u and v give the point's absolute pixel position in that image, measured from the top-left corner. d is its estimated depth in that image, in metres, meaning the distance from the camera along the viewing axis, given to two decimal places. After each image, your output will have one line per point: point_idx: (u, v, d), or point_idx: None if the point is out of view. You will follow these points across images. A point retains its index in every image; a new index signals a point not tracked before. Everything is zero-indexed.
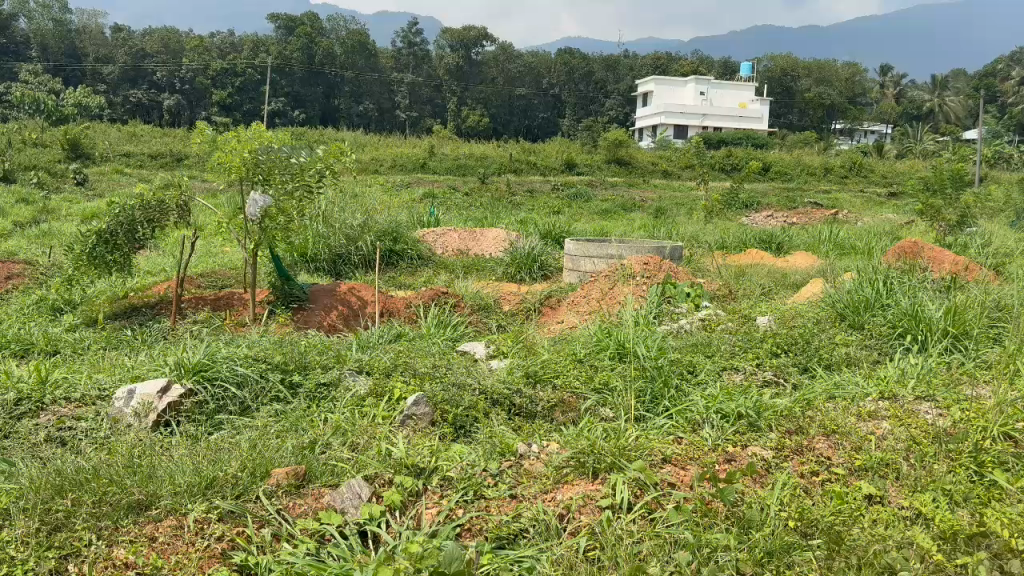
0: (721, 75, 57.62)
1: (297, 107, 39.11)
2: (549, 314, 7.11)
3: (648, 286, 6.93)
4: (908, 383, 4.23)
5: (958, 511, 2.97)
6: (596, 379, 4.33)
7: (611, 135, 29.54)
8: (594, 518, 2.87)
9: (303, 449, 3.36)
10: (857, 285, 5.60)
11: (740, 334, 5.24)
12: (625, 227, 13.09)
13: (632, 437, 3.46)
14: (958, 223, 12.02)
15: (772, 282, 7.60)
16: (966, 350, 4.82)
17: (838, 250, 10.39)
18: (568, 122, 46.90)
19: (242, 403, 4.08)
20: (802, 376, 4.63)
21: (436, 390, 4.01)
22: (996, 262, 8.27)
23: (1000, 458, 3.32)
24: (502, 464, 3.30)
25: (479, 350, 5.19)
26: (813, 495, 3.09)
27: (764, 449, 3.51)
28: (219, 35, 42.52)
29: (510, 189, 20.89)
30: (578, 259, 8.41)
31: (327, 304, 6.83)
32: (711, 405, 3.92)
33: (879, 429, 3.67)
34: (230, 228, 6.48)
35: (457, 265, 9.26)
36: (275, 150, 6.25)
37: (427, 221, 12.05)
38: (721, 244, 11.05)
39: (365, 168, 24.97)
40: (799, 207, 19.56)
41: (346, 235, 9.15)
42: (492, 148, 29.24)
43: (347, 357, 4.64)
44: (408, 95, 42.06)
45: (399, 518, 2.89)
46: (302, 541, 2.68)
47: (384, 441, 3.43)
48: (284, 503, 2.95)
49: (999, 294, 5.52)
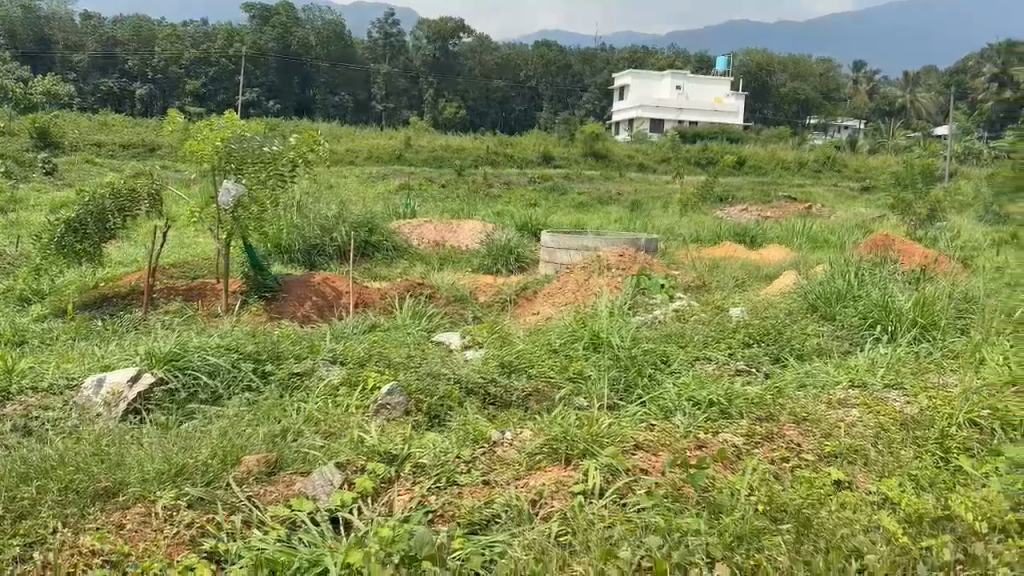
0: (697, 69, 57.86)
1: (272, 97, 38.83)
2: (525, 305, 7.09)
3: (623, 278, 6.95)
4: (878, 372, 4.28)
5: (925, 495, 3.02)
6: (570, 368, 4.35)
7: (588, 129, 29.59)
8: (566, 503, 2.89)
9: (275, 437, 3.35)
10: (829, 277, 5.65)
11: (712, 324, 5.27)
12: (601, 220, 13.12)
13: (605, 425, 3.48)
14: (928, 217, 12.18)
15: (746, 275, 7.65)
16: (934, 340, 4.89)
17: (810, 243, 10.49)
18: (544, 115, 46.93)
19: (214, 392, 4.05)
20: (774, 365, 4.67)
21: (411, 379, 4.00)
22: (964, 255, 8.37)
23: (965, 444, 3.38)
24: (475, 450, 3.31)
25: (454, 341, 5.19)
26: (783, 480, 3.12)
27: (735, 436, 3.53)
28: (192, 24, 42.03)
29: (486, 181, 20.89)
30: (555, 251, 8.41)
31: (301, 294, 6.79)
32: (685, 394, 3.96)
33: (850, 415, 3.71)
34: (202, 218, 6.42)
35: (433, 256, 9.24)
36: (248, 140, 6.21)
37: (403, 213, 12.03)
38: (696, 237, 11.13)
39: (341, 160, 24.82)
40: (773, 201, 19.70)
41: (320, 226, 9.12)
42: (469, 140, 29.18)
43: (319, 347, 4.62)
44: (384, 86, 42.38)
45: (371, 505, 2.89)
46: (272, 527, 2.67)
47: (356, 429, 3.42)
48: (254, 490, 2.94)
49: (965, 286, 5.60)
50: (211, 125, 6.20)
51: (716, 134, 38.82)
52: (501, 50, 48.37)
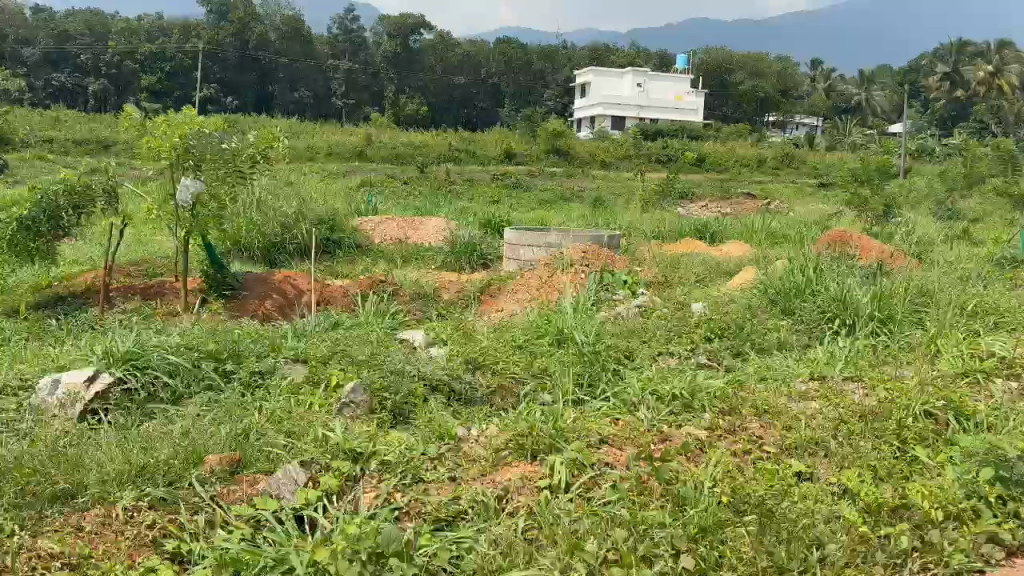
0: (658, 66, 58.25)
1: (229, 94, 39.03)
2: (488, 302, 7.09)
3: (587, 274, 6.96)
4: (837, 365, 4.34)
5: (883, 485, 3.08)
6: (535, 365, 4.37)
7: (550, 126, 29.56)
8: (532, 498, 2.91)
9: (238, 436, 3.29)
10: (789, 271, 5.70)
11: (674, 320, 5.32)
12: (565, 217, 13.15)
13: (571, 420, 3.50)
14: (885, 213, 12.40)
15: (707, 271, 7.73)
16: (891, 333, 5.00)
17: (770, 240, 10.61)
18: (506, 112, 46.92)
19: (175, 391, 3.99)
20: (734, 359, 4.73)
21: (375, 377, 3.98)
22: (919, 251, 8.52)
23: (921, 435, 3.46)
24: (441, 447, 3.30)
25: (418, 338, 5.18)
26: (745, 471, 3.15)
27: (698, 429, 3.57)
28: (147, 19, 41.36)
29: (449, 179, 20.80)
30: (519, 248, 8.42)
31: (262, 292, 6.72)
32: (648, 388, 3.99)
33: (809, 408, 3.77)
34: (160, 215, 6.31)
35: (396, 253, 9.21)
36: (207, 136, 6.12)
37: (364, 210, 11.95)
38: (658, 234, 11.18)
39: (302, 156, 24.58)
40: (733, 198, 19.87)
41: (281, 224, 9.03)
42: (431, 137, 29.12)
43: (281, 345, 4.57)
44: (344, 82, 41.77)
45: (337, 503, 2.87)
46: (237, 527, 2.65)
47: (321, 427, 3.39)
48: (218, 489, 2.90)
49: (921, 281, 5.70)
50: (169, 120, 6.10)
51: (676, 132, 39.15)
52: (463, 47, 48.31)
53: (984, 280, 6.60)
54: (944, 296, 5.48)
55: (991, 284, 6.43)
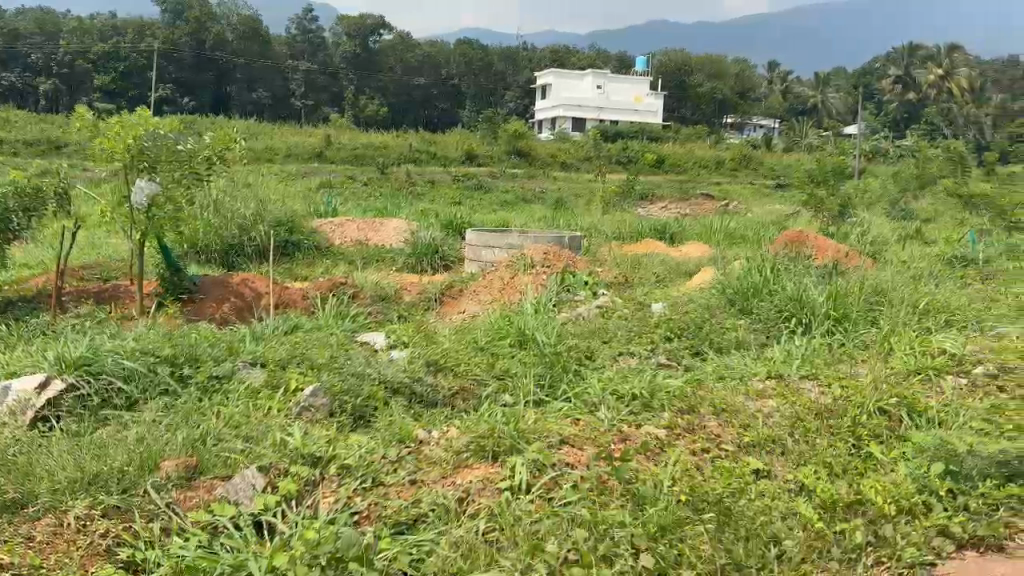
0: (617, 68, 58.65)
1: (186, 95, 38.43)
2: (449, 304, 7.07)
3: (548, 275, 6.98)
4: (793, 364, 4.41)
5: (838, 481, 3.12)
6: (497, 366, 4.38)
7: (511, 127, 29.62)
8: (493, 500, 2.90)
9: (194, 441, 3.25)
10: (747, 271, 5.75)
11: (634, 320, 5.37)
12: (527, 217, 13.21)
13: (531, 422, 3.51)
14: (840, 212, 12.62)
15: (667, 271, 7.80)
16: (846, 332, 5.09)
17: (729, 239, 10.74)
18: (467, 113, 46.86)
19: (129, 397, 3.91)
20: (693, 358, 4.78)
21: (334, 380, 3.95)
22: (874, 250, 8.69)
23: (875, 431, 3.54)
24: (402, 450, 3.29)
25: (379, 341, 5.16)
26: (703, 470, 3.18)
27: (658, 428, 3.60)
28: (100, 18, 40.58)
29: (409, 180, 20.73)
30: (479, 249, 8.42)
31: (219, 296, 6.63)
32: (607, 388, 4.02)
33: (766, 406, 3.82)
34: (114, 218, 6.19)
35: (357, 255, 9.17)
36: (162, 137, 6.02)
37: (323, 212, 11.87)
38: (617, 234, 11.28)
39: (260, 158, 24.33)
40: (692, 198, 20.10)
41: (238, 225, 8.92)
42: (392, 138, 29.04)
43: (239, 348, 4.51)
44: (303, 83, 41.64)
45: (295, 507, 2.85)
46: (193, 534, 2.61)
47: (279, 432, 3.35)
48: (174, 496, 2.85)
49: (875, 280, 5.81)
50: (122, 120, 5.97)
51: (636, 133, 39.50)
52: (423, 48, 48.15)
53: (935, 279, 6.75)
54: (897, 296, 5.59)
55: (943, 283, 6.58)
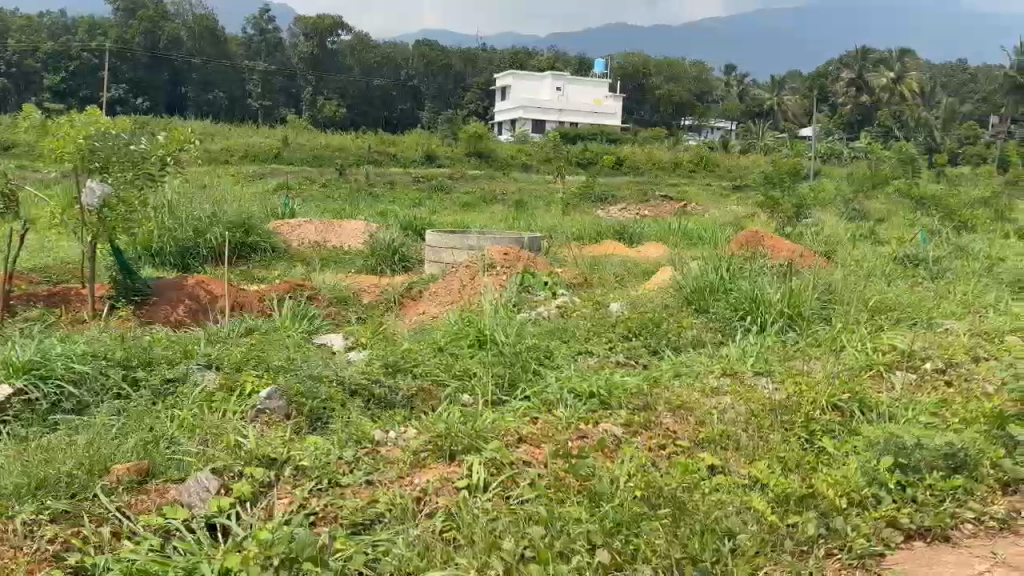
0: (577, 70, 58.99)
1: (139, 94, 37.81)
2: (409, 305, 7.03)
3: (508, 276, 7.00)
4: (748, 361, 4.48)
5: (790, 474, 3.17)
6: (456, 366, 4.35)
7: (471, 129, 29.64)
8: (450, 499, 2.90)
9: (147, 445, 3.21)
10: (704, 270, 5.82)
11: (594, 319, 5.40)
12: (485, 219, 13.20)
13: (489, 421, 3.53)
14: (795, 214, 12.73)
15: (626, 270, 7.89)
16: (800, 329, 5.18)
17: (685, 239, 10.88)
18: (428, 114, 46.71)
19: (80, 402, 3.84)
20: (653, 357, 4.81)
21: (292, 382, 3.91)
22: (827, 250, 8.86)
23: (827, 426, 3.61)
24: (358, 451, 3.28)
25: (337, 343, 5.14)
26: (660, 467, 3.21)
27: (615, 426, 3.64)
28: (51, 16, 39.82)
29: (369, 181, 20.65)
30: (439, 250, 8.39)
31: (174, 297, 6.53)
32: (565, 386, 4.05)
33: (722, 402, 3.87)
34: (64, 219, 6.05)
35: (314, 257, 9.10)
36: (114, 136, 5.90)
37: (281, 212, 11.80)
38: (578, 235, 11.34)
39: (216, 159, 23.99)
40: (651, 199, 20.25)
41: (193, 227, 8.81)
42: (351, 139, 28.90)
43: (194, 351, 4.44)
44: (261, 83, 40.84)
45: (249, 509, 2.81)
46: (144, 537, 2.57)
47: (233, 433, 3.31)
48: (125, 499, 2.81)
49: (828, 279, 5.90)
50: (72, 120, 5.84)
51: (595, 135, 39.69)
52: (382, 48, 47.94)
53: (886, 277, 6.88)
54: (849, 294, 5.71)
55: (893, 282, 6.71)
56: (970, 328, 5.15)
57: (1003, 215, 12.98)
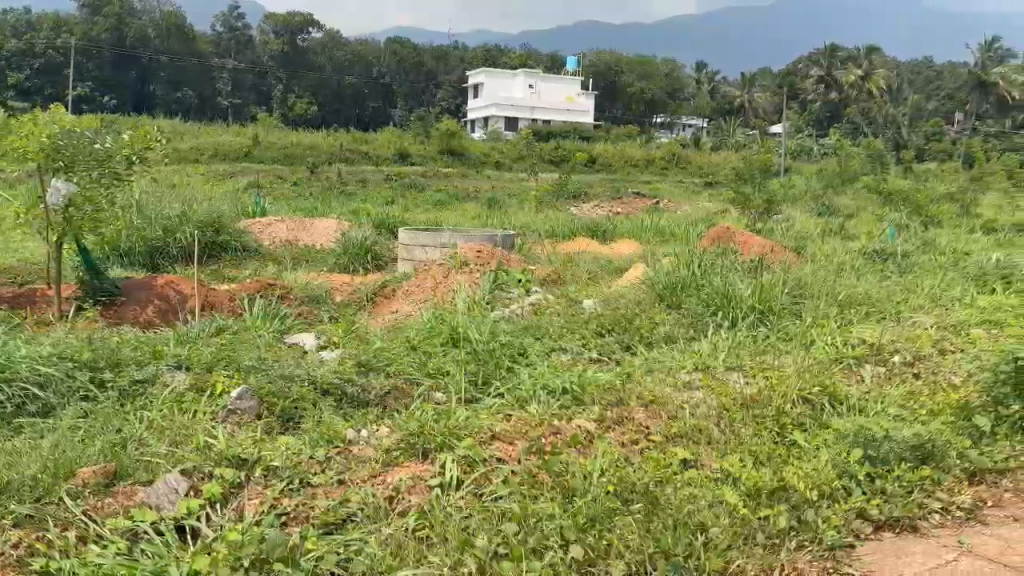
0: (549, 68, 59.05)
1: (106, 92, 37.43)
2: (382, 303, 6.98)
3: (482, 273, 6.97)
4: (720, 356, 4.51)
5: (762, 468, 3.18)
6: (430, 365, 4.32)
7: (443, 126, 29.53)
8: (423, 497, 2.89)
9: (115, 447, 3.17)
10: (676, 267, 5.86)
11: (567, 315, 5.41)
12: (458, 217, 13.12)
13: (462, 418, 3.52)
14: (765, 210, 12.81)
15: (598, 267, 7.93)
16: (771, 323, 5.22)
17: (658, 235, 10.95)
18: (401, 112, 46.53)
19: (45, 404, 3.77)
20: (624, 353, 4.83)
21: (263, 382, 3.88)
22: (797, 246, 8.95)
23: (798, 420, 3.63)
24: (330, 450, 3.25)
25: (309, 342, 5.09)
26: (632, 461, 3.22)
27: (587, 422, 3.65)
28: (13, 13, 39.14)
29: (341, 180, 20.51)
30: (412, 248, 8.36)
31: (143, 298, 6.45)
32: (539, 382, 4.05)
33: (693, 397, 3.89)
34: (28, 219, 5.94)
35: (285, 257, 9.02)
36: (78, 135, 5.80)
37: (252, 211, 11.70)
38: (551, 232, 11.35)
39: (185, 158, 23.73)
40: (623, 196, 20.30)
41: (163, 227, 8.71)
42: (322, 137, 28.65)
43: (164, 352, 4.37)
44: (231, 82, 40.54)
45: (219, 511, 2.78)
46: (111, 541, 2.54)
47: (203, 434, 3.28)
48: (91, 503, 2.77)
49: (798, 275, 5.95)
50: (34, 119, 5.75)
51: (568, 133, 39.70)
52: (353, 46, 47.68)
53: (855, 272, 6.96)
54: (818, 288, 5.76)
55: (863, 276, 6.77)
56: (936, 322, 5.23)
57: (968, 210, 13.21)
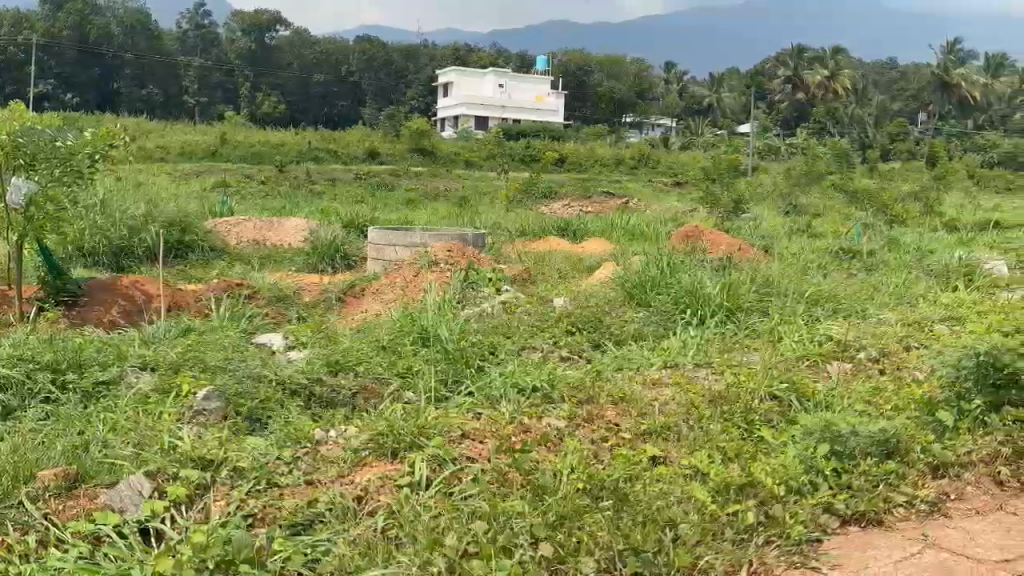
0: (519, 67, 59.03)
1: (69, 90, 36.97)
2: (351, 303, 6.94)
3: (452, 271, 6.95)
4: (688, 353, 4.54)
5: (730, 464, 3.19)
6: (399, 365, 4.30)
7: (412, 125, 29.39)
8: (392, 497, 2.87)
9: (76, 450, 3.12)
10: (645, 266, 5.88)
11: (538, 313, 5.41)
12: (428, 216, 13.09)
13: (431, 416, 3.50)
14: (733, 209, 12.90)
15: (568, 266, 7.92)
16: (738, 321, 5.25)
17: (628, 233, 11.00)
18: (370, 110, 46.31)
19: (5, 406, 3.71)
20: (593, 351, 4.85)
21: (229, 383, 3.83)
22: (765, 245, 9.02)
23: (765, 416, 3.66)
24: (296, 451, 3.22)
25: (277, 343, 5.05)
26: (602, 459, 3.23)
27: (557, 419, 3.67)
28: None
29: (310, 179, 20.31)
30: (382, 247, 8.30)
31: (107, 298, 6.36)
32: (509, 380, 4.04)
33: (661, 394, 3.91)
34: None
35: (253, 257, 8.91)
36: (39, 132, 5.70)
37: (219, 210, 11.55)
38: (521, 231, 11.35)
39: (151, 156, 23.42)
40: (594, 195, 20.34)
41: (127, 227, 8.59)
42: (290, 136, 28.40)
43: (128, 353, 4.30)
44: (196, 79, 39.77)
45: (185, 512, 2.74)
46: (73, 545, 2.49)
47: (167, 434, 3.23)
48: (52, 506, 2.73)
49: (764, 272, 6.00)
50: None
51: (539, 133, 39.76)
52: (322, 45, 47.34)
53: (821, 270, 7.02)
54: (785, 286, 5.82)
55: (828, 275, 6.83)
56: (901, 318, 5.30)
57: (931, 208, 13.41)
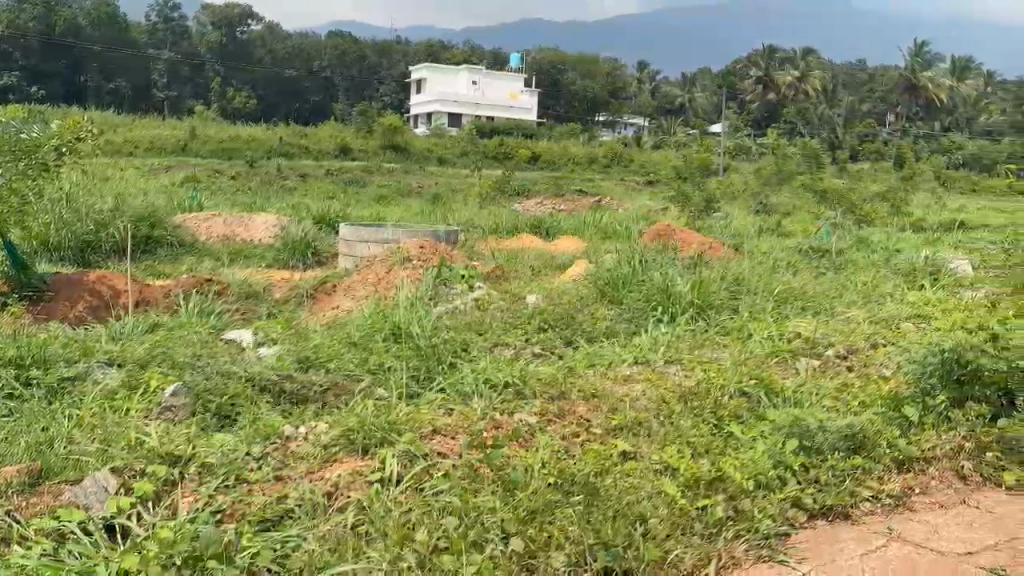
0: (493, 65, 58.98)
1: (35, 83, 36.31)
2: (323, 299, 6.90)
3: (424, 269, 6.93)
4: (658, 350, 4.57)
5: (700, 458, 3.21)
6: (370, 361, 4.28)
7: (385, 121, 29.25)
8: (362, 492, 2.86)
9: (40, 446, 3.08)
10: (616, 264, 5.90)
11: (509, 311, 5.41)
12: (400, 213, 13.02)
13: (401, 413, 3.48)
14: (704, 207, 13.00)
15: (540, 263, 7.91)
16: (708, 318, 5.28)
17: (599, 231, 11.04)
18: (342, 106, 46.03)
19: None
20: (565, 347, 4.85)
21: (197, 379, 3.79)
22: (735, 243, 9.08)
23: (734, 411, 3.69)
24: (265, 447, 3.19)
25: (246, 338, 4.99)
26: (572, 454, 3.24)
27: (528, 415, 3.66)
28: None
29: (281, 175, 20.13)
30: (353, 244, 8.26)
31: (73, 294, 6.26)
32: (480, 377, 4.04)
33: (632, 391, 3.93)
34: None
35: (223, 252, 8.82)
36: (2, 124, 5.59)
37: (188, 205, 11.42)
38: (494, 229, 11.33)
39: (118, 150, 23.08)
40: (566, 193, 20.38)
41: (95, 221, 8.48)
42: (261, 131, 28.09)
43: (94, 348, 4.25)
44: (166, 73, 39.51)
45: (152, 509, 2.71)
46: (35, 542, 2.45)
47: (134, 431, 3.19)
48: (14, 503, 2.69)
49: (734, 271, 6.04)
50: None
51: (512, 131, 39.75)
52: (293, 40, 46.93)
53: (791, 269, 7.08)
54: (754, 285, 5.87)
55: (797, 273, 6.89)
56: (868, 317, 5.36)
57: (897, 208, 13.61)
